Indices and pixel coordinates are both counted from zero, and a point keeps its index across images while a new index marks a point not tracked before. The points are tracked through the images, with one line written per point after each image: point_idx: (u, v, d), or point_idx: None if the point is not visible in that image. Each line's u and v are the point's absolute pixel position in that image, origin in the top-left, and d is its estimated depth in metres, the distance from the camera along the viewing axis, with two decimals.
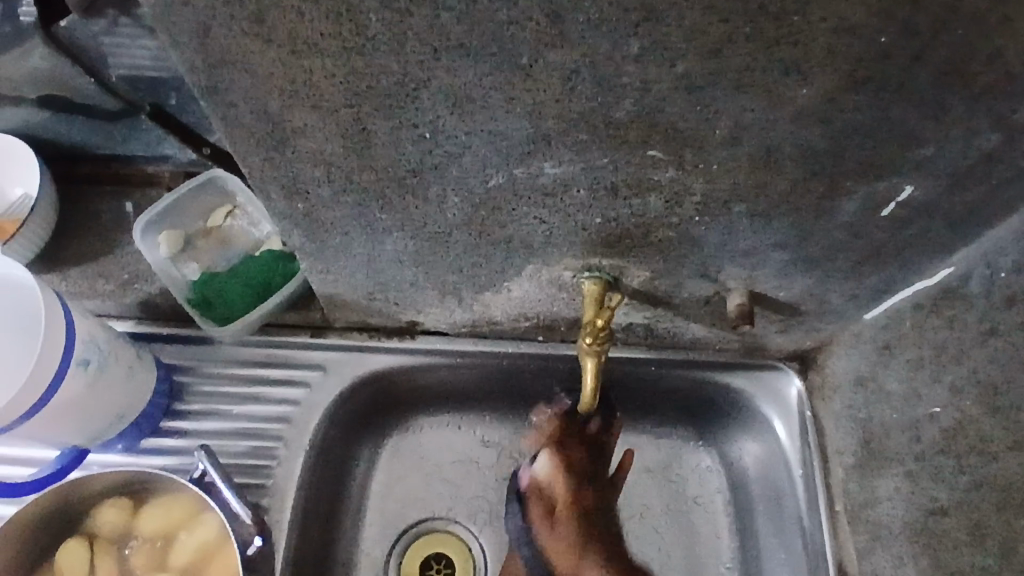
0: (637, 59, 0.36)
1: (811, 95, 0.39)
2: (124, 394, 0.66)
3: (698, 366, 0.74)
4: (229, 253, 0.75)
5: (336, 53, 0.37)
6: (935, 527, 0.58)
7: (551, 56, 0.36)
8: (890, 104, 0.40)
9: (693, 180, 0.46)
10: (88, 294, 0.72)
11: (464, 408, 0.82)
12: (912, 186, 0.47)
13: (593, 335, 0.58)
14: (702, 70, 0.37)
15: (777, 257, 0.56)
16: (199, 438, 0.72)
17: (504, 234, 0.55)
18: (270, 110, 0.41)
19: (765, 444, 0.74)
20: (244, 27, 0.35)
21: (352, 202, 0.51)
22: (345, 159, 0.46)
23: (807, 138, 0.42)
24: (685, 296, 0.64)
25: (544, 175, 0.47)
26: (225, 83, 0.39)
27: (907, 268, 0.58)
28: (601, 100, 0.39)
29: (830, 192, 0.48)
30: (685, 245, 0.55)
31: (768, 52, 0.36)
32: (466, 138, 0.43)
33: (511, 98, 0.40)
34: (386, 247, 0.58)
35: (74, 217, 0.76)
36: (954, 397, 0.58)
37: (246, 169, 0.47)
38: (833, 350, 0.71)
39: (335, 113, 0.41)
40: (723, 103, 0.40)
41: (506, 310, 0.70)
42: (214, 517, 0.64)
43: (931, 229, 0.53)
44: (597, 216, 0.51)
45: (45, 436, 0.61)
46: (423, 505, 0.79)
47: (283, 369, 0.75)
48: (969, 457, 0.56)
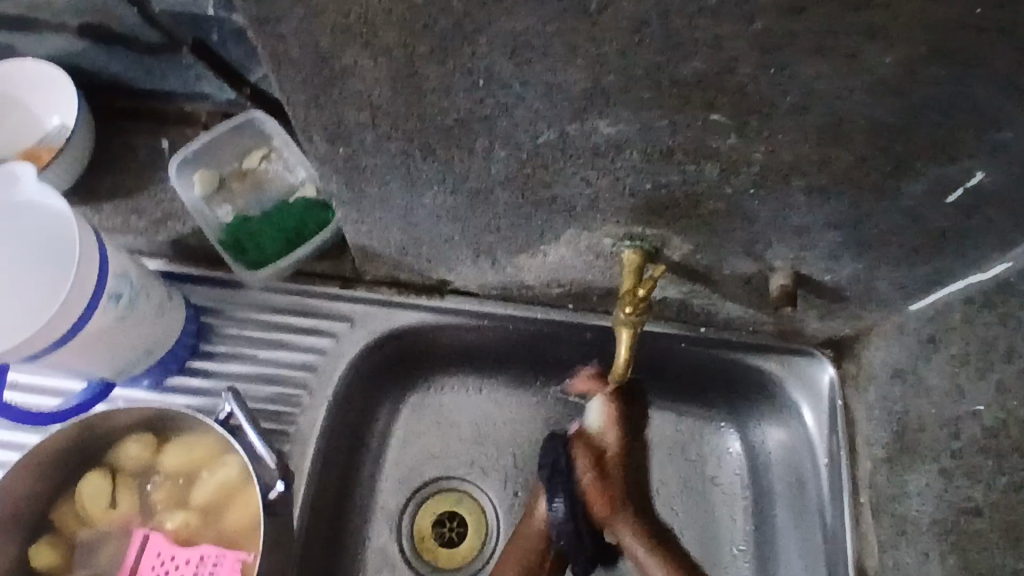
0: (713, 12, 0.34)
1: (895, 64, 0.37)
2: (152, 330, 0.66)
3: (731, 347, 0.72)
4: (262, 197, 0.74)
5: None
6: (965, 527, 0.57)
7: (623, 3, 0.34)
8: (978, 79, 0.37)
9: (754, 150, 0.44)
10: (122, 229, 0.72)
11: (487, 371, 0.81)
12: (985, 171, 0.45)
13: (633, 306, 0.57)
14: (782, 29, 0.35)
15: (829, 239, 0.54)
16: (224, 380, 0.72)
17: (547, 195, 0.53)
18: (321, 46, 0.39)
19: (791, 430, 0.72)
20: None
21: (395, 151, 0.49)
22: (392, 104, 0.44)
23: (882, 111, 0.40)
24: (726, 272, 0.62)
25: (597, 134, 0.45)
26: (276, 14, 0.38)
27: (963, 259, 0.56)
28: (669, 56, 0.37)
29: (896, 172, 0.45)
30: (735, 219, 0.53)
31: (855, 13, 0.34)
32: (520, 89, 0.41)
33: (573, 48, 0.38)
34: (424, 201, 0.57)
35: (110, 151, 0.75)
36: (999, 397, 0.56)
37: (290, 108, 0.46)
38: (873, 340, 0.69)
39: (388, 53, 0.39)
40: (799, 67, 0.37)
41: (539, 275, 0.69)
42: (237, 459, 0.65)
43: (997, 219, 0.50)
44: (646, 182, 0.50)
45: (74, 367, 0.61)
46: (440, 464, 0.79)
47: (311, 317, 0.74)
48: (1012, 457, 0.54)
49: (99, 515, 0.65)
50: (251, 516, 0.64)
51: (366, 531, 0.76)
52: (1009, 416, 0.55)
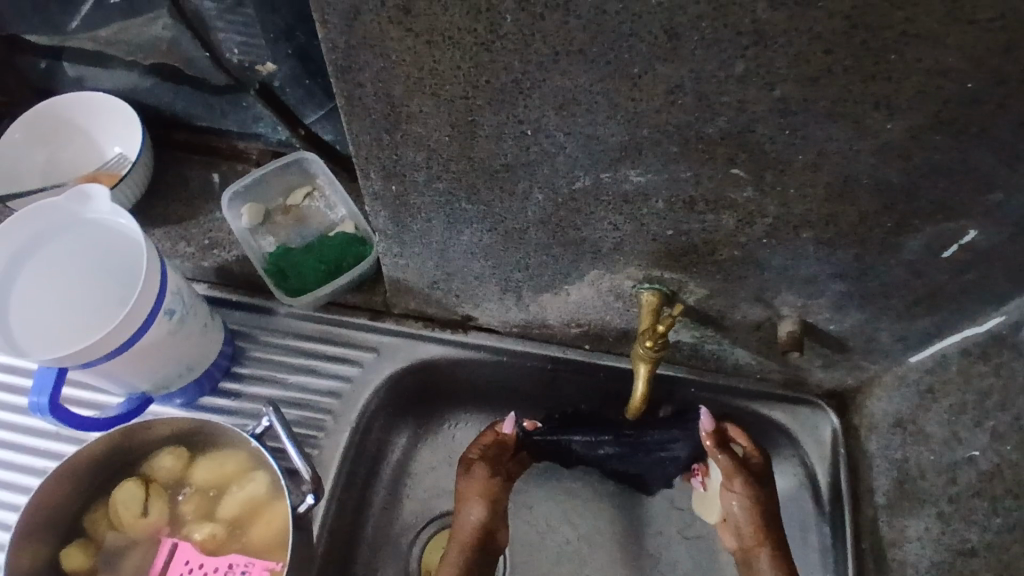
0: (739, 79, 0.40)
1: (895, 130, 0.42)
2: (195, 348, 0.71)
3: (738, 393, 0.76)
4: (304, 230, 0.79)
5: (467, 47, 0.41)
6: (963, 567, 0.60)
7: (663, 69, 0.40)
8: (969, 147, 0.43)
9: (768, 202, 0.49)
10: (171, 254, 0.78)
11: (504, 407, 0.84)
12: (977, 230, 0.50)
13: (653, 339, 0.61)
14: (798, 96, 0.40)
15: (834, 288, 0.59)
16: (253, 402, 0.76)
17: (576, 236, 0.58)
18: (393, 94, 0.45)
19: (793, 476, 0.75)
20: (391, 14, 0.39)
21: (442, 190, 0.54)
22: (447, 148, 0.49)
23: (884, 172, 0.45)
24: (737, 318, 0.66)
25: (628, 182, 0.50)
26: (358, 64, 0.43)
27: (959, 313, 0.60)
28: (698, 115, 0.43)
29: (896, 229, 0.50)
30: (748, 266, 0.58)
31: (863, 85, 0.39)
32: (563, 139, 0.47)
33: (615, 105, 0.43)
34: (462, 237, 0.61)
35: (164, 182, 0.81)
36: (993, 441, 0.61)
37: (354, 146, 0.51)
38: (875, 391, 0.72)
39: (451, 102, 0.45)
40: (811, 130, 0.43)
41: (560, 313, 0.73)
42: (266, 474, 0.68)
43: (989, 276, 0.55)
44: (669, 227, 0.54)
45: (122, 375, 0.65)
46: (451, 496, 0.81)
47: (340, 346, 0.78)
48: (1005, 499, 0.59)
49: (129, 522, 0.67)
50: (276, 531, 0.67)
51: (377, 559, 0.78)
52: None
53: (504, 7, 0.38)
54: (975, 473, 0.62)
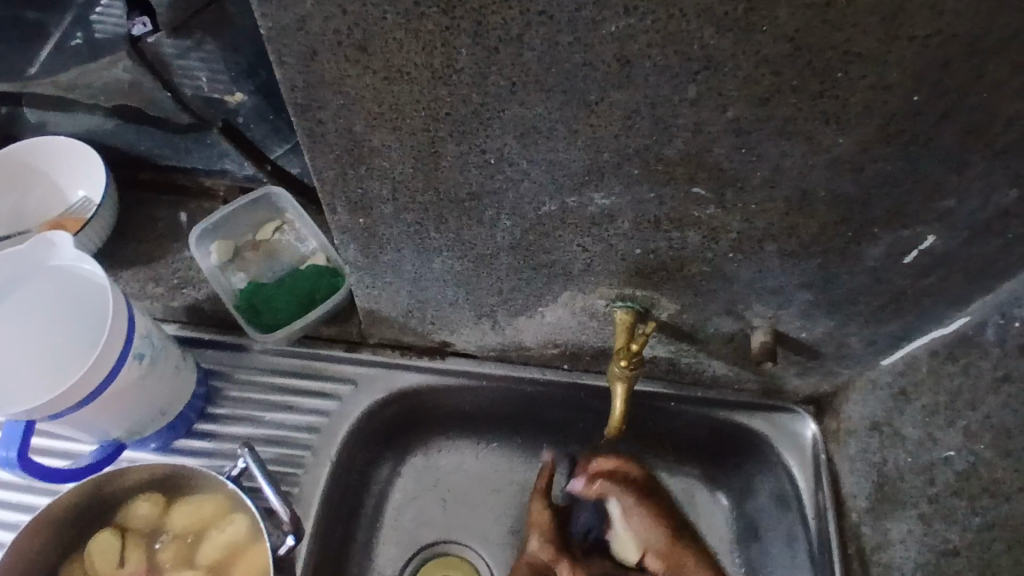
0: (692, 102, 0.41)
1: (847, 145, 0.43)
2: (167, 392, 0.70)
3: (716, 403, 0.76)
4: (275, 264, 0.79)
5: (424, 82, 0.41)
6: (946, 567, 0.60)
7: (618, 96, 0.41)
8: (918, 157, 0.44)
9: (731, 218, 0.50)
10: (139, 296, 0.76)
11: (486, 432, 0.84)
12: (933, 235, 0.51)
13: (627, 358, 0.61)
14: (751, 116, 0.41)
15: (802, 298, 0.60)
16: (230, 442, 0.74)
17: (546, 259, 0.58)
18: (355, 130, 0.45)
19: (777, 486, 0.75)
20: (347, 53, 0.40)
21: (410, 221, 0.55)
22: (412, 179, 0.50)
23: (840, 185, 0.46)
24: (710, 331, 0.67)
25: (593, 205, 0.50)
26: (317, 102, 0.43)
27: (924, 316, 0.62)
28: (657, 138, 0.43)
29: (856, 238, 0.51)
30: (717, 280, 0.58)
31: (812, 103, 0.40)
32: (526, 166, 0.47)
33: (574, 131, 0.44)
34: (433, 266, 0.61)
35: (131, 223, 0.80)
36: (967, 441, 0.61)
37: (319, 182, 0.51)
38: (849, 395, 0.73)
39: (412, 135, 0.45)
40: (766, 147, 0.43)
41: (536, 335, 0.73)
42: (243, 516, 0.67)
43: (950, 279, 0.56)
44: (636, 247, 0.55)
45: (93, 424, 0.64)
46: (439, 525, 0.80)
47: (316, 380, 0.78)
48: (981, 498, 0.59)
49: (106, 573, 0.67)
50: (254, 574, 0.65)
51: None
52: None
53: (459, 42, 0.38)
54: (952, 474, 0.62)
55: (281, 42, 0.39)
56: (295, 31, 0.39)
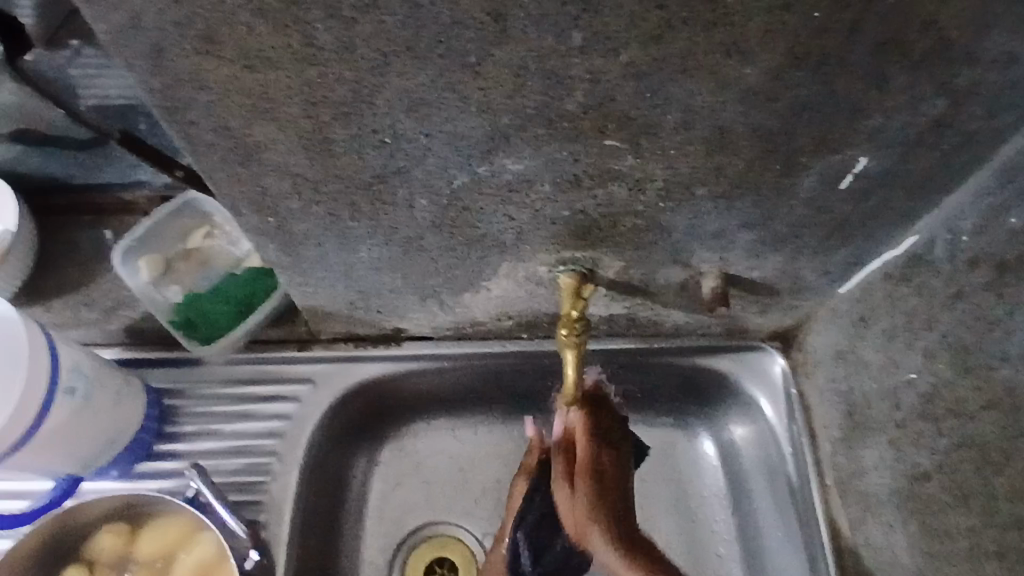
0: (581, 50, 0.38)
1: (756, 74, 0.40)
2: (115, 421, 0.67)
3: (680, 352, 0.74)
4: (210, 273, 0.76)
5: (289, 65, 0.38)
6: (919, 492, 0.59)
7: (499, 54, 0.37)
8: (833, 77, 0.41)
9: (653, 166, 0.47)
10: (72, 324, 0.73)
11: (456, 411, 0.82)
12: (867, 157, 0.49)
13: (569, 327, 0.60)
14: (647, 57, 0.38)
15: (746, 237, 0.57)
16: (193, 459, 0.72)
17: (475, 233, 0.56)
18: (232, 126, 0.42)
19: (755, 425, 0.75)
20: (196, 45, 0.36)
21: (322, 212, 0.51)
22: (310, 170, 0.46)
23: (758, 118, 0.43)
24: (660, 282, 0.65)
25: (506, 172, 0.48)
26: (183, 103, 0.40)
27: (872, 239, 0.60)
28: (552, 94, 0.40)
29: (786, 170, 0.49)
30: (655, 231, 0.56)
31: (708, 35, 0.37)
32: (426, 141, 0.44)
33: (464, 98, 0.40)
34: (361, 255, 0.58)
35: (55, 249, 0.77)
36: (928, 362, 0.59)
37: (214, 186, 0.48)
38: (812, 326, 0.72)
39: (296, 124, 0.42)
40: (671, 88, 0.41)
41: (487, 309, 0.70)
42: (212, 534, 0.66)
43: (892, 198, 0.54)
44: (564, 208, 0.52)
45: (40, 466, 0.62)
46: (424, 510, 0.79)
47: (273, 385, 0.75)
48: (947, 419, 0.57)
49: None
50: None
51: None
52: (940, 380, 0.57)
53: (311, 17, 0.35)
54: (916, 396, 0.60)
55: (122, 42, 0.36)
56: (132, 29, 0.35)
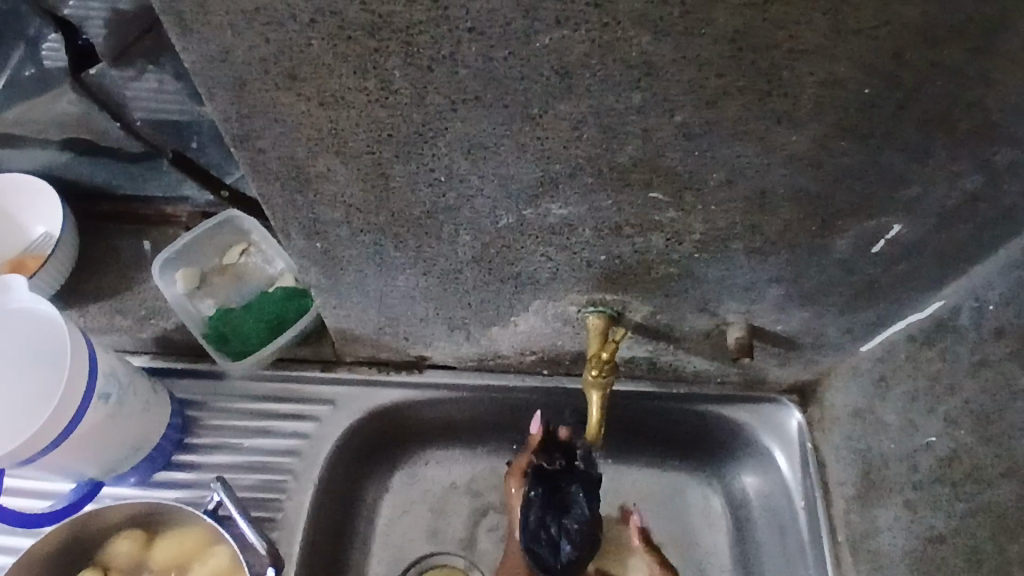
0: (639, 109, 0.40)
1: (802, 141, 0.42)
2: (141, 429, 0.68)
3: (700, 399, 0.75)
4: (244, 289, 0.78)
5: (362, 105, 0.40)
6: (934, 554, 0.59)
7: (561, 107, 0.40)
8: (875, 149, 0.43)
9: (693, 220, 0.49)
10: (105, 329, 0.75)
11: (472, 442, 0.82)
12: (900, 225, 0.50)
13: (598, 367, 0.60)
14: (700, 120, 0.40)
15: (775, 292, 0.59)
16: (209, 471, 0.73)
17: (511, 271, 0.57)
18: (297, 156, 0.44)
19: (767, 477, 0.74)
20: (278, 81, 0.38)
21: (368, 241, 0.53)
22: (363, 201, 0.48)
23: (800, 181, 0.45)
24: (686, 330, 0.66)
25: (551, 216, 0.49)
26: (255, 132, 0.42)
27: (897, 302, 0.61)
28: (606, 147, 0.42)
29: (821, 232, 0.50)
30: (686, 280, 0.57)
31: (762, 103, 0.39)
32: (478, 182, 0.46)
33: (522, 145, 0.42)
34: (398, 283, 0.60)
35: (93, 255, 0.79)
36: (948, 427, 0.60)
37: (269, 209, 0.50)
38: (832, 383, 0.73)
39: (358, 158, 0.44)
40: (720, 149, 0.42)
41: (512, 344, 0.71)
42: (227, 547, 0.66)
43: (921, 265, 0.55)
44: (601, 253, 0.54)
45: (66, 468, 0.63)
46: (431, 539, 0.79)
47: (294, 403, 0.76)
48: (965, 484, 0.58)
49: None
50: None
51: None
52: (959, 445, 0.59)
53: (391, 63, 0.37)
54: (934, 459, 0.61)
55: (208, 73, 0.38)
56: (220, 62, 0.38)
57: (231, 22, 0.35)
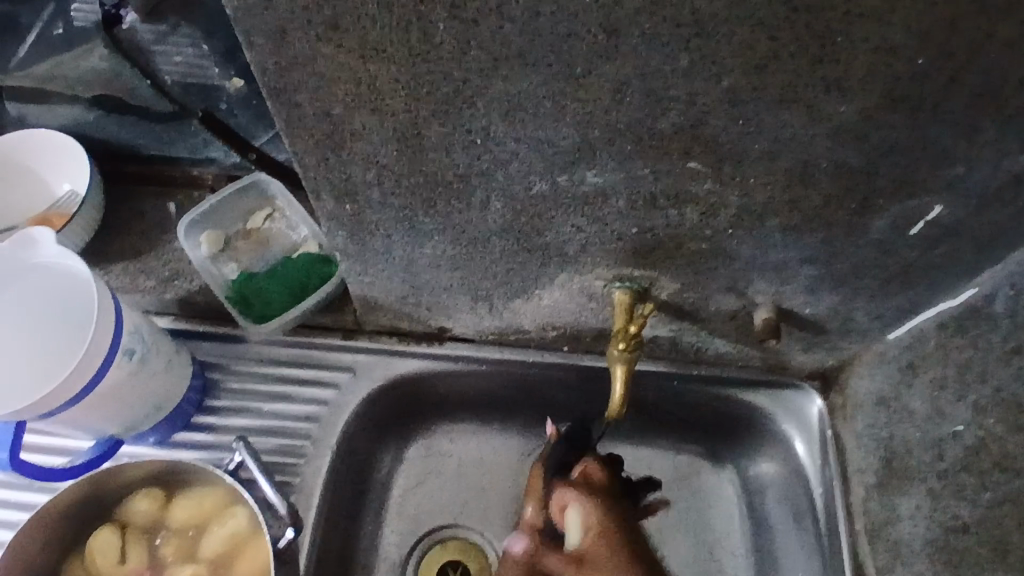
0: (685, 73, 0.39)
1: (850, 112, 0.41)
2: (163, 387, 0.69)
3: (721, 381, 0.74)
4: (267, 254, 0.77)
5: (402, 60, 0.39)
6: (957, 544, 0.59)
7: (605, 68, 0.39)
8: (924, 123, 0.42)
9: (730, 193, 0.48)
10: (130, 289, 0.75)
11: (489, 417, 0.82)
12: (942, 206, 0.49)
13: (625, 341, 0.60)
14: (747, 86, 0.39)
15: (806, 273, 0.58)
16: (229, 434, 0.73)
17: (540, 241, 0.56)
18: (334, 113, 0.43)
19: (784, 464, 0.74)
20: (320, 32, 0.38)
21: (398, 205, 0.53)
22: (396, 163, 0.48)
23: (843, 155, 0.44)
24: (712, 309, 0.65)
25: (585, 183, 0.48)
26: (292, 85, 0.41)
27: (931, 288, 0.60)
28: (648, 111, 0.41)
29: (860, 210, 0.49)
30: (717, 257, 0.56)
31: (812, 70, 0.38)
32: (514, 145, 0.45)
33: (562, 107, 0.42)
34: (424, 251, 0.60)
35: (118, 215, 0.79)
36: (978, 416, 0.59)
37: (301, 168, 0.49)
38: (856, 370, 0.72)
39: (394, 116, 0.43)
40: (764, 118, 0.41)
41: (534, 318, 0.71)
42: (247, 509, 0.66)
43: (959, 249, 0.54)
44: (633, 225, 0.53)
45: (89, 423, 0.64)
46: (444, 511, 0.79)
47: (314, 370, 0.76)
48: (992, 473, 0.58)
49: (107, 570, 0.66)
50: (257, 567, 0.64)
51: None
52: (989, 434, 0.58)
53: (435, 16, 0.37)
54: (961, 448, 0.60)
55: (249, 22, 0.38)
56: (262, 10, 0.37)
57: None
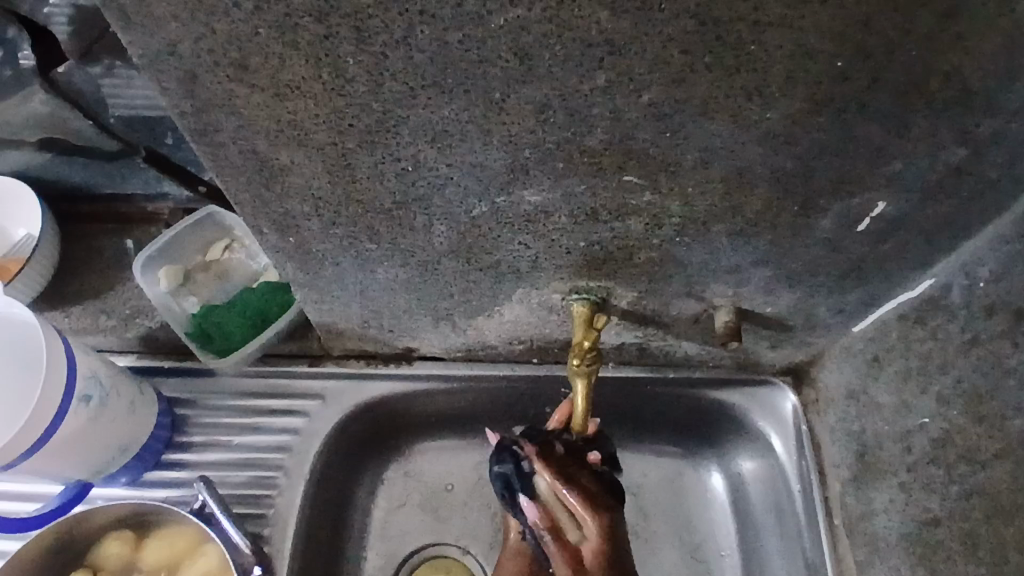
0: (603, 90, 0.38)
1: (776, 118, 0.41)
2: (127, 429, 0.68)
3: (694, 385, 0.73)
4: (228, 285, 0.77)
5: (319, 95, 0.39)
6: (929, 538, 0.58)
7: (523, 90, 0.38)
8: (852, 124, 0.41)
9: (671, 202, 0.48)
10: (90, 330, 0.75)
11: (463, 433, 0.81)
12: (885, 202, 0.49)
13: (580, 356, 0.59)
14: (669, 98, 0.39)
15: (760, 274, 0.57)
16: (200, 470, 0.72)
17: (491, 260, 0.56)
18: (259, 149, 0.43)
19: (764, 462, 0.73)
20: (228, 73, 0.37)
21: (342, 233, 0.52)
22: (331, 194, 0.47)
23: (777, 159, 0.44)
24: (673, 314, 0.65)
25: (525, 203, 0.48)
26: (213, 126, 0.41)
27: (888, 280, 0.60)
28: (575, 129, 0.41)
29: (803, 211, 0.49)
30: (669, 265, 0.56)
31: (730, 79, 0.38)
32: (446, 170, 0.45)
33: (487, 131, 0.41)
34: (377, 277, 0.59)
35: (76, 255, 0.78)
36: (941, 407, 0.59)
37: (237, 205, 0.49)
38: (825, 364, 0.71)
39: (321, 150, 0.43)
40: (692, 128, 0.41)
41: (499, 334, 0.70)
42: (217, 546, 0.66)
43: (909, 242, 0.54)
44: (580, 240, 0.53)
45: (53, 473, 0.63)
46: (426, 531, 0.78)
47: (283, 399, 0.75)
48: (958, 465, 0.57)
49: None
50: None
51: None
52: (952, 425, 0.57)
53: (343, 50, 0.36)
54: (928, 440, 0.59)
55: (158, 67, 0.37)
56: (168, 56, 0.37)
57: (174, 14, 0.34)
